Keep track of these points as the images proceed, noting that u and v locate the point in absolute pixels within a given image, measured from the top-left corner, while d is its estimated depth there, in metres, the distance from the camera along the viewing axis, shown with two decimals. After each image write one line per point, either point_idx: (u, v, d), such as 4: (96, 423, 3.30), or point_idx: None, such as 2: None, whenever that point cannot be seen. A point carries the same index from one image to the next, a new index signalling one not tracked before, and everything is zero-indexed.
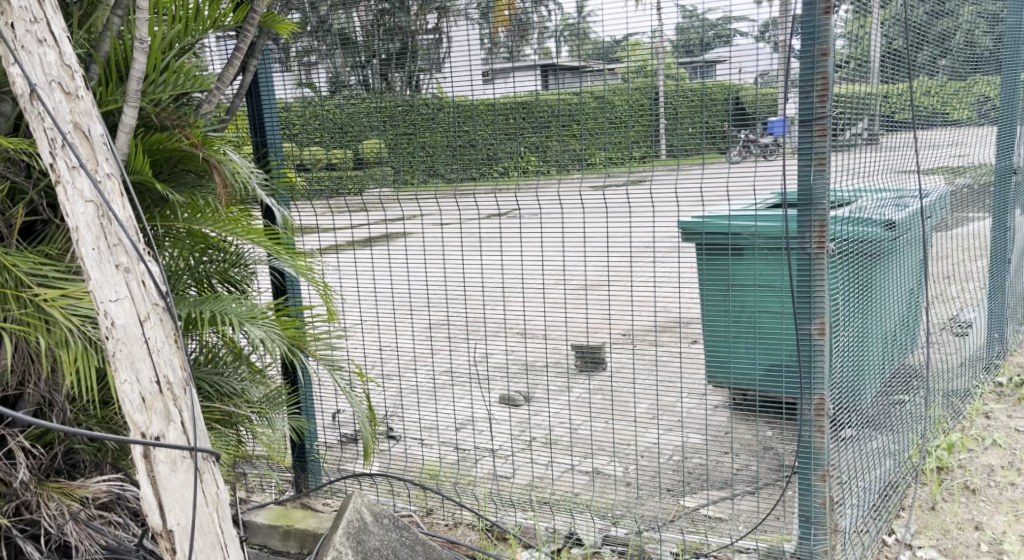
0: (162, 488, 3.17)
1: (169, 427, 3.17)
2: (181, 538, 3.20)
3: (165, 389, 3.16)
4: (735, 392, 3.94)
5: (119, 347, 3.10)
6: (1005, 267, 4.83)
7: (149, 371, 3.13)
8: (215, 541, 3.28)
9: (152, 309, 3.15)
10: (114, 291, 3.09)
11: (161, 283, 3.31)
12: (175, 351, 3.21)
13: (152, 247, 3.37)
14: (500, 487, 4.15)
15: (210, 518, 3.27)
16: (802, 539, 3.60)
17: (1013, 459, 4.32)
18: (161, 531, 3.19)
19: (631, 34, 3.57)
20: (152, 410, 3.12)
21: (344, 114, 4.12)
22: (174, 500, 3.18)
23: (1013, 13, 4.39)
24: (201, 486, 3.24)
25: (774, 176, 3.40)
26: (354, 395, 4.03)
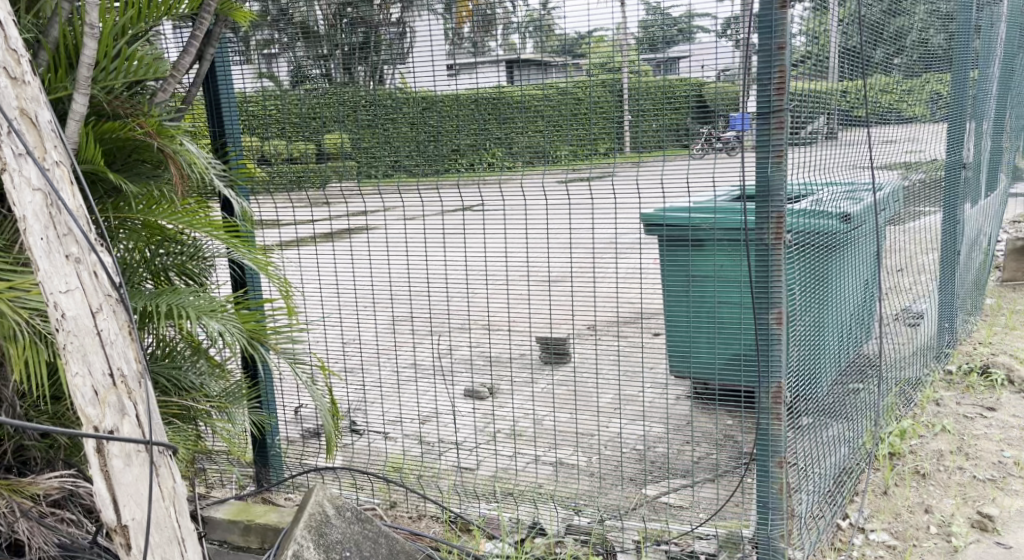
0: (115, 483, 3.13)
1: (123, 421, 3.12)
2: (137, 533, 3.16)
3: (118, 381, 3.12)
4: (695, 382, 4.02)
5: (69, 339, 3.04)
6: (955, 258, 4.97)
7: (101, 363, 3.08)
8: (172, 536, 3.25)
9: (104, 300, 3.10)
10: (64, 282, 3.03)
11: (113, 274, 3.25)
12: (129, 343, 3.17)
13: (102, 237, 3.31)
14: (464, 480, 4.19)
15: (166, 513, 3.24)
16: (760, 525, 3.65)
17: (961, 445, 4.46)
18: (115, 526, 3.16)
19: (594, 30, 3.63)
20: (105, 404, 3.08)
21: (306, 107, 4.08)
22: (129, 495, 3.14)
23: (965, 12, 4.51)
24: (157, 480, 3.22)
25: (732, 171, 3.49)
26: (315, 388, 4.03)
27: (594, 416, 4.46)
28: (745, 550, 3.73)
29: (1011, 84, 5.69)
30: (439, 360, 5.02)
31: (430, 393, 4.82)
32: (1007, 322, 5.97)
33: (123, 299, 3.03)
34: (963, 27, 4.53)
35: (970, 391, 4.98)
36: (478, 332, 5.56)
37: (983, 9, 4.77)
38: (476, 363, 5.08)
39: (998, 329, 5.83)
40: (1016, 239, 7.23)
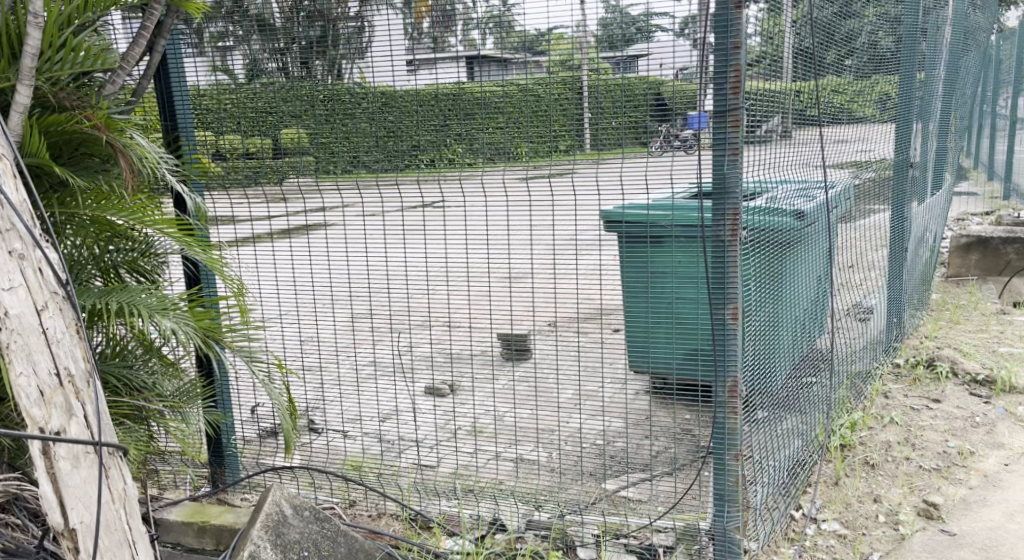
0: (63, 485, 3.03)
1: (70, 421, 3.06)
2: (86, 537, 3.07)
3: (65, 381, 3.05)
4: (653, 376, 4.07)
5: (14, 338, 2.96)
6: (902, 254, 5.10)
7: (47, 363, 3.01)
8: (122, 539, 3.20)
9: (50, 298, 3.04)
10: (7, 279, 2.95)
11: (59, 272, 3.19)
12: (77, 343, 3.11)
13: (46, 233, 3.24)
14: (424, 478, 4.19)
15: (116, 516, 3.19)
16: (716, 516, 3.70)
17: (909, 435, 4.59)
18: (62, 530, 3.04)
19: (554, 27, 3.65)
20: (52, 404, 3.01)
21: (262, 102, 4.03)
22: (77, 497, 3.05)
23: (913, 15, 4.63)
24: (107, 482, 3.18)
25: (690, 169, 3.54)
26: (272, 387, 3.99)
27: (554, 411, 4.50)
28: (703, 542, 3.77)
29: (955, 85, 5.85)
30: (399, 357, 5.00)
31: (390, 391, 4.80)
32: (951, 317, 6.16)
33: (71, 296, 2.98)
34: (910, 30, 4.64)
35: (917, 383, 5.13)
36: (439, 329, 5.57)
37: (930, 13, 4.90)
38: (436, 360, 5.08)
39: (944, 324, 6.02)
40: (959, 236, 7.42)
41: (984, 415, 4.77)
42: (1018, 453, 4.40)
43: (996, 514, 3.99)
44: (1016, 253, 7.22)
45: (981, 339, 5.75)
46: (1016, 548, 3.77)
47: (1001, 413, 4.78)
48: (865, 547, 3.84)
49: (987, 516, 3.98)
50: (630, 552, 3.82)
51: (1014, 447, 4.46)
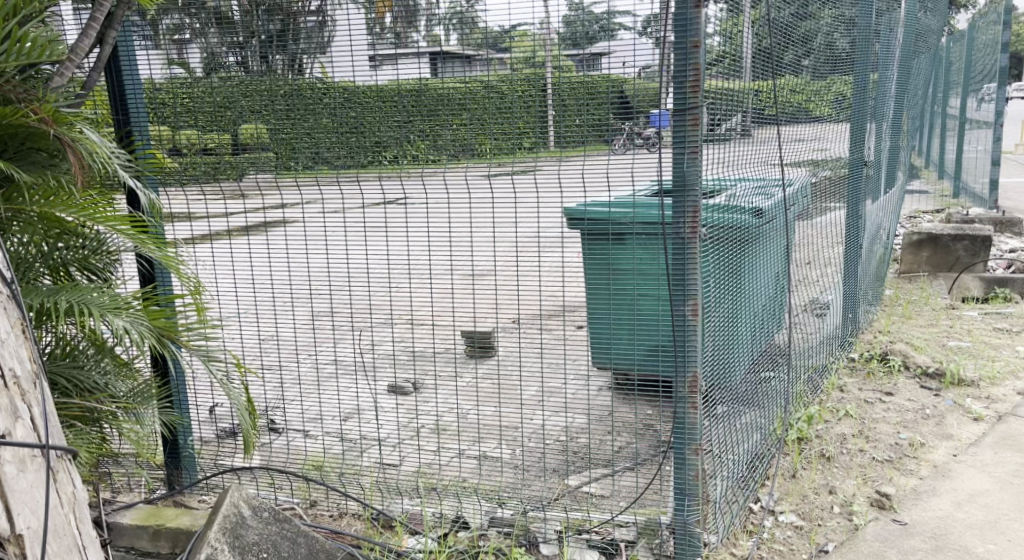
0: (9, 490, 2.89)
1: (16, 423, 2.96)
2: (33, 542, 2.95)
3: (11, 382, 2.97)
4: (615, 372, 4.12)
5: None
6: (857, 252, 5.22)
7: None
8: (72, 544, 3.12)
9: None
10: None
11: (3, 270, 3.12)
12: (22, 343, 3.05)
13: None
14: (386, 477, 4.16)
15: (65, 520, 3.11)
16: (676, 511, 3.75)
17: (863, 428, 4.70)
18: (8, 537, 2.90)
19: (517, 25, 3.66)
20: None
21: (217, 96, 3.97)
22: (24, 502, 2.93)
23: (866, 17, 4.73)
24: (57, 486, 3.12)
25: (650, 168, 3.56)
26: (231, 386, 3.96)
27: (517, 408, 4.52)
28: (664, 535, 3.82)
29: (907, 86, 6.00)
30: (362, 356, 4.99)
31: (353, 391, 4.77)
32: (903, 312, 6.33)
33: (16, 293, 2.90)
34: (863, 32, 4.75)
35: (871, 376, 5.26)
36: (403, 328, 5.57)
37: (883, 16, 5.02)
38: (399, 357, 5.07)
39: (897, 319, 6.18)
40: (911, 232, 7.52)
41: (934, 407, 4.90)
42: (966, 444, 4.53)
43: (945, 503, 4.10)
44: (966, 250, 7.32)
45: (932, 334, 5.92)
46: (964, 536, 3.87)
47: (950, 404, 4.92)
48: (821, 537, 3.93)
49: (936, 505, 4.09)
50: (592, 548, 3.84)
51: (962, 438, 4.59)
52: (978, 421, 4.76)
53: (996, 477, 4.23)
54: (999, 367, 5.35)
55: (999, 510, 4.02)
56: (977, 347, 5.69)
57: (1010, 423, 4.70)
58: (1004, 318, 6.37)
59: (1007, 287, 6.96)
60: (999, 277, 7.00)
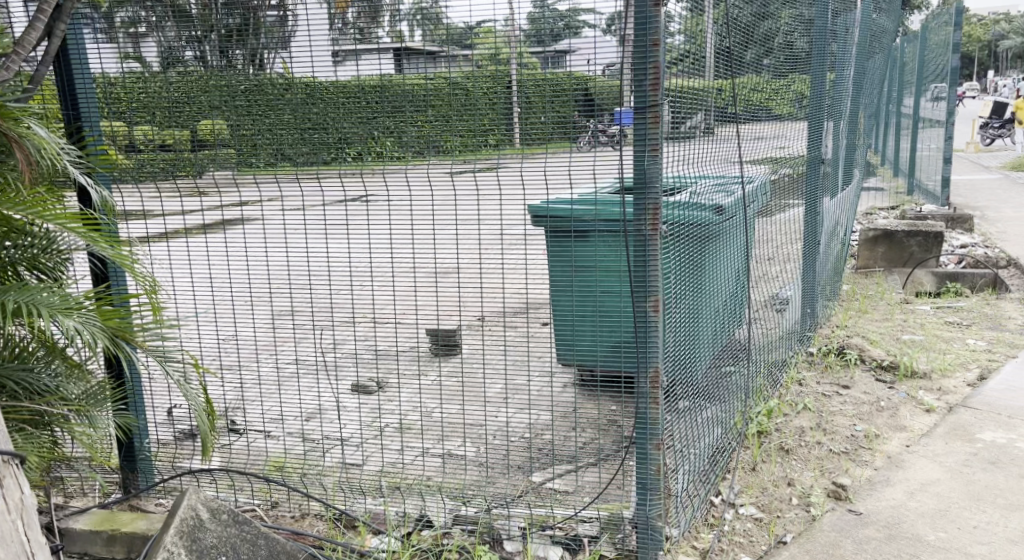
0: None
1: None
2: None
3: None
4: (580, 369, 4.14)
5: None
6: (815, 248, 5.32)
7: None
8: (19, 551, 3.03)
9: None
10: None
11: None
12: None
13: None
14: (348, 477, 4.14)
15: (12, 527, 3.02)
16: (638, 505, 3.77)
17: (820, 421, 4.80)
18: None
19: (481, 21, 3.64)
20: None
21: (175, 91, 3.94)
22: None
23: (823, 16, 4.80)
24: (3, 492, 3.02)
25: (612, 163, 3.59)
26: (189, 388, 3.89)
27: (480, 406, 4.53)
28: (626, 530, 3.83)
29: (863, 84, 6.11)
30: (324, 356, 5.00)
31: (314, 389, 4.78)
32: (860, 306, 6.50)
33: None
34: (822, 31, 4.82)
35: (828, 370, 5.38)
36: (364, 327, 5.58)
37: (840, 17, 5.12)
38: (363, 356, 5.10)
39: (853, 314, 6.34)
40: (869, 228, 7.58)
41: (888, 400, 5.02)
42: (918, 435, 4.65)
43: (898, 492, 4.19)
44: (919, 246, 7.44)
45: (890, 329, 6.08)
46: (916, 524, 3.96)
47: (903, 397, 5.05)
48: (780, 529, 4.00)
49: (889, 495, 4.18)
50: (556, 543, 3.84)
51: (915, 429, 4.71)
52: (930, 413, 4.88)
53: (947, 467, 4.34)
54: (950, 359, 5.50)
55: (950, 498, 4.12)
56: (929, 340, 5.84)
57: (960, 413, 4.82)
58: (953, 312, 6.54)
59: (958, 282, 7.13)
60: (950, 271, 7.17)
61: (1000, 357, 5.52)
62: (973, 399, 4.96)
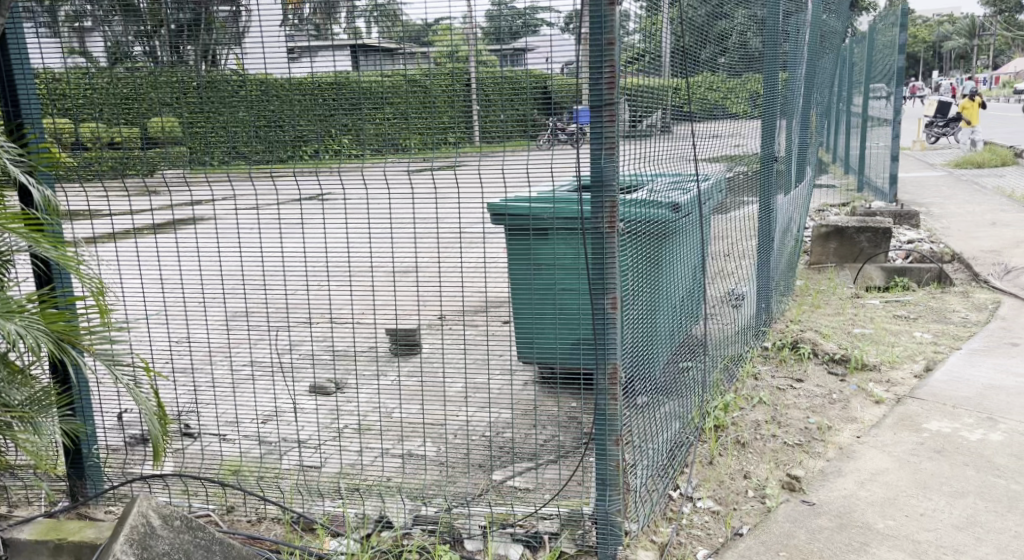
0: None
1: None
2: None
3: None
4: (541, 365, 4.18)
5: None
6: (768, 245, 5.41)
7: None
8: None
9: None
10: None
11: None
12: None
13: None
14: (307, 479, 4.13)
15: None
16: (598, 501, 3.78)
17: (776, 414, 4.89)
18: None
19: (441, 18, 3.60)
20: None
21: (125, 87, 3.90)
22: None
23: (774, 17, 4.88)
24: None
25: (569, 164, 3.60)
26: (140, 393, 3.77)
27: (439, 405, 4.54)
28: (586, 526, 3.84)
29: (814, 83, 6.23)
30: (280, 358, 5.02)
31: (269, 393, 4.76)
32: (812, 301, 6.65)
33: None
34: (773, 31, 4.90)
35: (783, 364, 5.49)
36: (320, 330, 5.55)
37: (791, 17, 5.22)
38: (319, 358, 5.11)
39: (807, 309, 6.50)
40: (822, 226, 7.69)
41: (841, 392, 5.14)
42: (868, 426, 4.76)
43: (849, 482, 4.28)
44: (869, 241, 7.60)
45: (841, 323, 6.22)
46: (867, 513, 4.05)
47: (854, 389, 5.17)
48: (736, 521, 4.06)
49: (841, 485, 4.27)
50: (516, 541, 3.84)
51: (865, 420, 4.82)
52: (880, 404, 5.00)
53: (896, 456, 4.45)
54: (899, 352, 5.64)
55: (898, 487, 4.22)
56: (880, 334, 5.98)
57: (908, 404, 4.94)
58: (897, 306, 6.71)
59: (905, 277, 7.32)
60: (899, 266, 7.36)
61: (945, 350, 5.67)
62: (920, 390, 5.09)
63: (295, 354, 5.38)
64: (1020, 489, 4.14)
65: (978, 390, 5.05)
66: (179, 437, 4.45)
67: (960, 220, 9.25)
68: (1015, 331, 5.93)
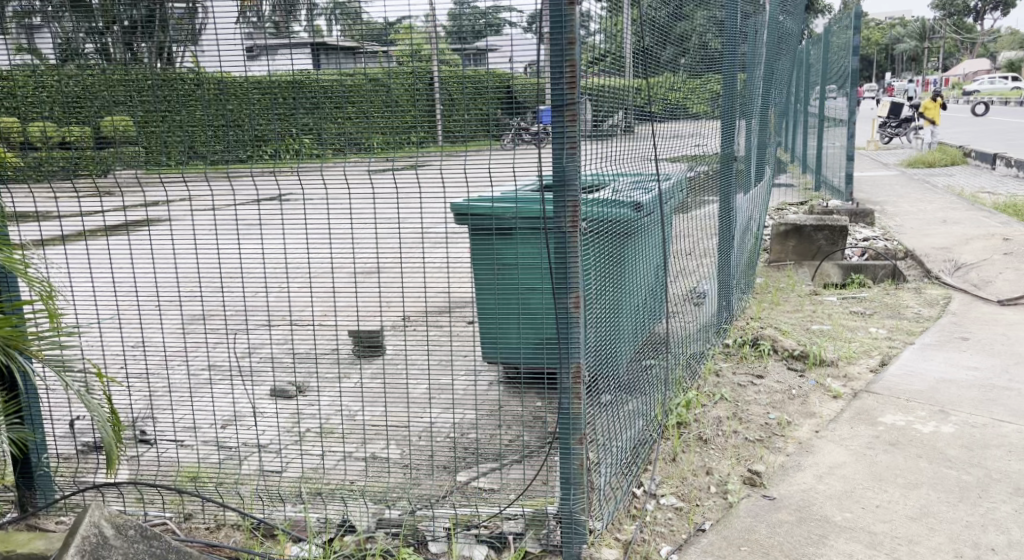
0: None
1: None
2: None
3: None
4: (506, 365, 4.20)
5: None
6: (729, 244, 5.48)
7: None
8: None
9: None
10: None
11: None
12: None
13: None
14: (267, 485, 4.07)
15: None
16: (562, 500, 3.77)
17: (737, 411, 4.95)
18: None
19: (405, 17, 3.56)
20: None
21: (76, 86, 3.81)
22: None
23: (733, 18, 4.95)
24: None
25: (531, 163, 3.61)
26: (90, 399, 3.64)
27: (403, 407, 4.51)
28: (551, 525, 3.84)
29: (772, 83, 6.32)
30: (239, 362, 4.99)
31: (228, 398, 4.70)
32: (772, 299, 6.77)
33: None
34: (731, 33, 4.96)
35: (743, 360, 5.57)
36: (279, 334, 5.50)
37: (749, 19, 5.30)
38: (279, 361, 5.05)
39: (768, 306, 6.62)
40: (778, 224, 7.81)
41: (800, 388, 5.23)
42: (826, 421, 4.84)
43: (808, 476, 4.35)
44: (827, 239, 7.72)
45: (799, 320, 6.33)
46: (825, 506, 4.12)
47: (813, 385, 5.27)
48: (698, 517, 4.10)
49: (800, 479, 4.33)
50: (481, 543, 3.82)
51: (823, 416, 4.91)
52: (837, 399, 5.10)
53: (852, 450, 4.54)
54: (855, 348, 5.75)
55: (855, 480, 4.30)
56: (838, 329, 6.10)
57: (864, 399, 5.04)
58: (850, 303, 6.84)
59: (862, 273, 7.44)
60: (855, 264, 7.47)
61: (900, 345, 5.80)
62: (876, 385, 5.20)
63: (253, 358, 5.31)
64: (971, 479, 4.25)
65: (930, 383, 5.17)
66: (134, 443, 4.36)
67: (913, 217, 9.45)
68: (964, 326, 6.08)
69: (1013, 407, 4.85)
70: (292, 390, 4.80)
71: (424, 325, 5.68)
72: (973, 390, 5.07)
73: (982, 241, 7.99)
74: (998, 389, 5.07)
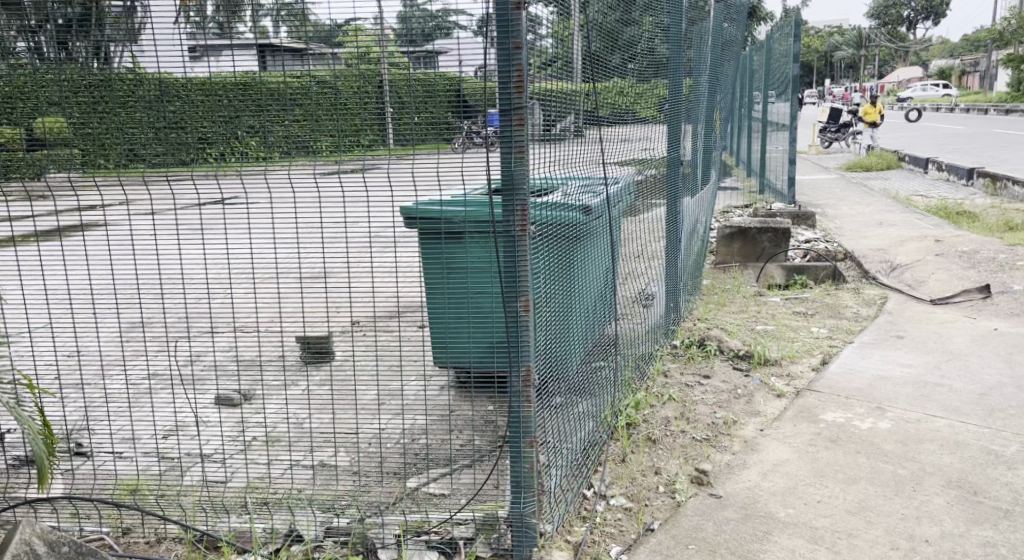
0: None
1: None
2: None
3: None
4: (457, 370, 4.18)
5: None
6: (676, 246, 5.56)
7: None
8: None
9: None
10: None
11: None
12: None
13: None
14: (210, 496, 3.97)
15: None
16: (513, 504, 3.75)
17: (685, 411, 5.03)
18: None
19: (354, 19, 3.50)
20: None
21: (8, 85, 3.68)
22: None
23: (678, 24, 5.03)
24: None
25: (480, 166, 3.55)
26: (21, 413, 3.35)
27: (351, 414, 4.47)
28: (501, 530, 3.81)
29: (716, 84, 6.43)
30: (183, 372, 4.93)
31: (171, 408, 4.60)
32: (718, 300, 6.90)
33: None
34: (676, 38, 5.03)
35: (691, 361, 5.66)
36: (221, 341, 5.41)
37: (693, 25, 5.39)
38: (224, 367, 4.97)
39: (713, 306, 6.75)
40: (723, 227, 7.93)
41: (744, 387, 5.32)
42: (771, 419, 4.94)
43: (753, 474, 4.43)
44: (770, 241, 7.87)
45: (742, 320, 6.46)
46: (769, 502, 4.20)
47: (758, 384, 5.38)
48: (647, 517, 4.13)
49: (745, 477, 4.41)
50: (431, 548, 3.76)
51: (767, 414, 5.01)
52: (781, 398, 5.21)
53: (796, 447, 4.64)
54: (798, 348, 5.87)
55: (798, 477, 4.39)
56: (780, 329, 6.24)
57: (806, 397, 5.16)
58: (788, 304, 6.99)
59: (804, 273, 7.65)
60: (797, 264, 7.68)
61: (839, 344, 5.95)
62: (817, 383, 5.33)
63: (196, 366, 5.21)
64: (906, 473, 4.37)
65: (868, 381, 5.31)
66: (68, 456, 4.22)
67: (851, 220, 9.73)
68: (898, 325, 6.26)
69: (945, 403, 5.01)
70: (237, 398, 4.72)
71: (373, 330, 5.63)
72: (909, 387, 5.22)
73: (915, 243, 8.26)
74: (931, 385, 5.24)
